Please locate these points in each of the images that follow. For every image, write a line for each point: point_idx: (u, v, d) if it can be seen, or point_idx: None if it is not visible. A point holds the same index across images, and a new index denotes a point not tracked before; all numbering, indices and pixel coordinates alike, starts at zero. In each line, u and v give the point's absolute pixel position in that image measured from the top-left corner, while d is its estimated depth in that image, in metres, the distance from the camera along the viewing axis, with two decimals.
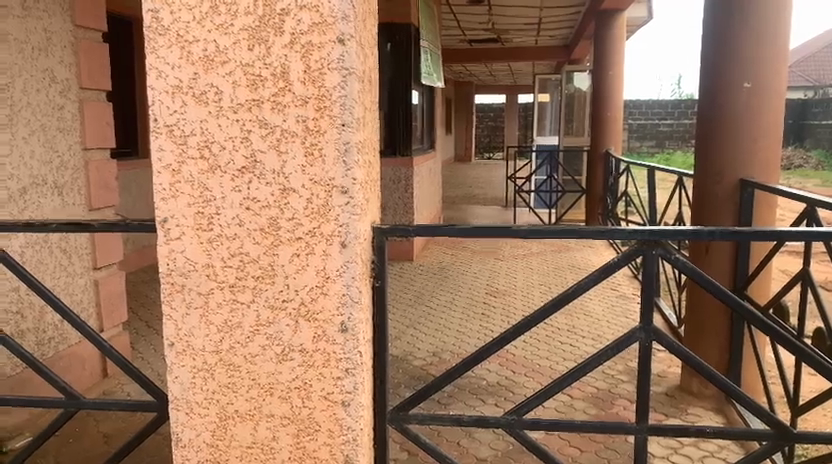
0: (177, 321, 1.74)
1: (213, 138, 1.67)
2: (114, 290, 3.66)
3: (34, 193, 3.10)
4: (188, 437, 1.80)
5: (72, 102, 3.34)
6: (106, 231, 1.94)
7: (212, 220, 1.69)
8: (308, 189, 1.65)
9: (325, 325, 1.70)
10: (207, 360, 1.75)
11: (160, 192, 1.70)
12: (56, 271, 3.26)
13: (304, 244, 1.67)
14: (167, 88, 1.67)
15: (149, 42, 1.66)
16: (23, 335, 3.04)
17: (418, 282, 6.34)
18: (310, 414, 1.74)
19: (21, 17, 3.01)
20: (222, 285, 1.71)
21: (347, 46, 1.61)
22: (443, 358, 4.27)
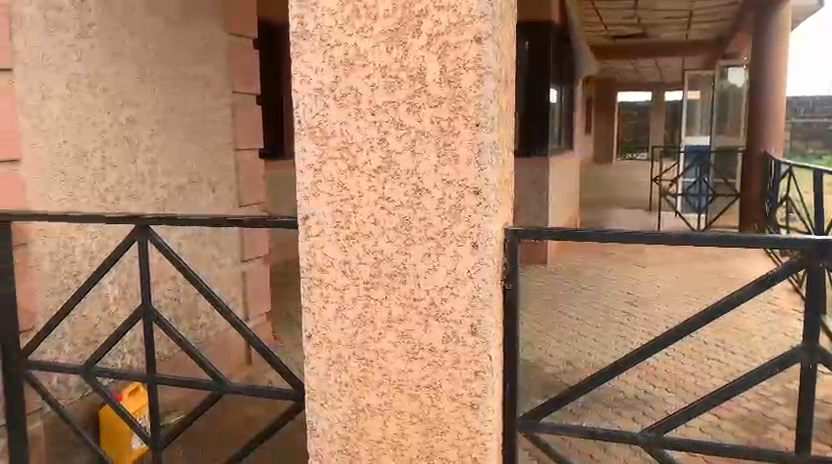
0: (315, 313, 1.80)
1: (352, 139, 1.70)
2: (260, 281, 3.88)
3: (192, 190, 3.36)
4: (322, 426, 1.85)
5: (225, 105, 3.59)
6: (252, 226, 2.06)
7: (349, 217, 1.73)
8: (441, 189, 1.65)
9: (456, 326, 1.68)
10: (342, 353, 1.79)
11: (302, 190, 1.77)
12: (210, 262, 3.52)
13: (436, 244, 1.67)
14: (310, 91, 1.72)
15: (295, 47, 1.73)
16: (180, 320, 3.30)
17: (553, 287, 6.18)
18: (439, 414, 1.73)
19: (183, 27, 3.28)
20: (357, 281, 1.75)
21: (485, 45, 1.59)
22: (578, 367, 4.13)
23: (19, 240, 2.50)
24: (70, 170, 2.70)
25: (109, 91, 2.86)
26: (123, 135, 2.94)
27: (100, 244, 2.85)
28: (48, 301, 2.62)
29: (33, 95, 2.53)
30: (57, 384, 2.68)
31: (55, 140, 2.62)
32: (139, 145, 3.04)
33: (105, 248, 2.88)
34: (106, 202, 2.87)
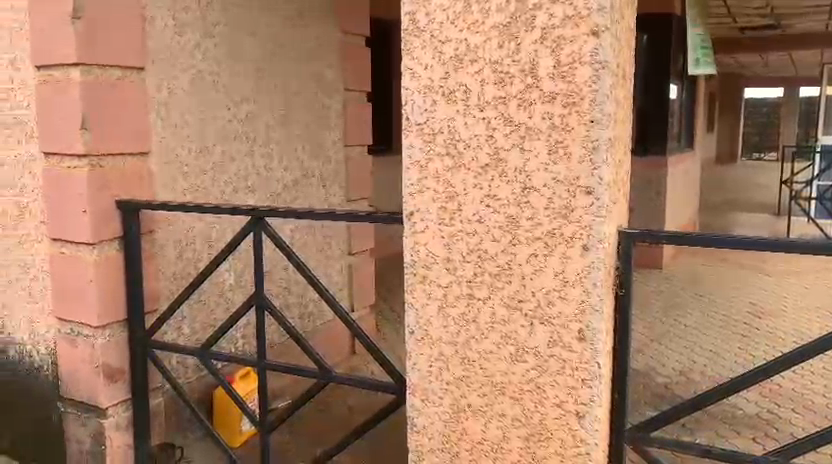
0: (418, 310, 1.80)
1: (460, 136, 1.68)
2: (366, 275, 3.94)
3: (304, 184, 3.46)
4: (423, 423, 1.84)
5: (337, 102, 3.67)
6: (359, 221, 2.10)
7: (454, 214, 1.71)
8: (551, 187, 1.59)
9: (563, 330, 1.62)
10: (444, 351, 1.78)
11: (408, 187, 1.76)
12: (318, 254, 3.62)
13: (544, 244, 1.61)
14: (420, 88, 1.72)
15: (405, 44, 1.73)
16: (290, 308, 3.42)
17: (667, 294, 5.87)
18: (542, 419, 1.68)
19: (300, 26, 3.38)
20: (461, 280, 1.73)
21: (602, 39, 1.51)
22: (692, 379, 3.90)
23: (147, 227, 2.66)
24: (193, 163, 2.85)
25: (229, 89, 3.00)
26: (242, 130, 3.08)
27: (218, 234, 2.99)
28: (171, 286, 2.78)
29: (161, 92, 2.70)
30: (177, 364, 2.83)
31: (180, 135, 2.79)
32: (256, 140, 3.16)
33: (223, 237, 3.01)
34: (224, 194, 3.01)
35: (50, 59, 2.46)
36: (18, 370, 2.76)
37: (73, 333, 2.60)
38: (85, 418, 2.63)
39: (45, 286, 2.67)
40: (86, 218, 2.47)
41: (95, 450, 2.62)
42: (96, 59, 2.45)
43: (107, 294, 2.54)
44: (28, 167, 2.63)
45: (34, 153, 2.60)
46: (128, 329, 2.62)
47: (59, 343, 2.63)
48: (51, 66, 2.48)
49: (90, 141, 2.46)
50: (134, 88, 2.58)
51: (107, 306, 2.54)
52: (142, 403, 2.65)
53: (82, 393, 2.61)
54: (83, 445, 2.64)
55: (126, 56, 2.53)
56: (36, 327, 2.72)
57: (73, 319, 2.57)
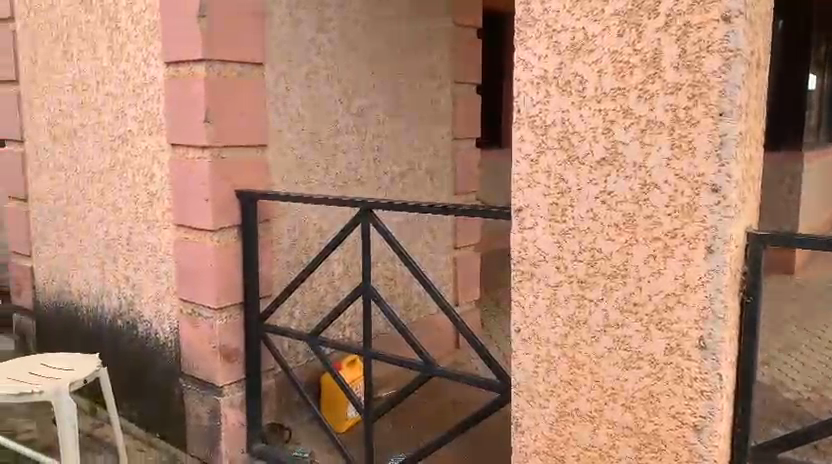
0: (525, 308, 1.75)
1: (574, 129, 1.61)
2: (471, 269, 3.91)
3: (412, 177, 3.48)
4: (527, 424, 1.80)
5: (447, 95, 3.65)
6: (465, 215, 2.08)
7: (566, 211, 1.65)
8: (673, 185, 1.49)
9: (682, 337, 1.53)
10: (551, 352, 1.72)
11: (518, 181, 1.72)
12: (424, 246, 3.63)
13: (663, 245, 1.52)
14: (533, 79, 1.66)
15: (519, 35, 1.67)
16: (395, 299, 3.45)
17: (799, 301, 5.42)
18: (656, 430, 1.59)
19: (412, 19, 3.39)
20: (571, 279, 1.66)
21: (735, 25, 1.40)
22: (826, 398, 3.58)
23: (263, 216, 2.77)
24: (307, 155, 2.93)
25: (343, 83, 3.06)
26: (353, 124, 3.13)
27: (329, 224, 3.06)
28: (284, 273, 2.88)
29: (279, 86, 2.79)
30: (288, 349, 2.93)
31: (296, 127, 2.87)
32: (367, 133, 3.20)
33: (333, 227, 3.08)
34: (335, 186, 3.07)
35: (179, 56, 2.61)
36: (149, 343, 2.99)
37: (195, 313, 2.75)
38: (203, 395, 2.78)
39: (170, 269, 2.84)
40: (208, 206, 2.60)
41: (211, 425, 2.77)
42: (220, 56, 2.57)
43: (226, 278, 2.68)
44: (157, 158, 2.80)
45: (163, 144, 2.77)
46: (244, 313, 2.75)
47: (182, 322, 2.80)
48: (179, 63, 2.63)
49: (212, 134, 2.59)
50: (254, 83, 2.68)
51: (226, 290, 2.68)
52: (255, 384, 2.77)
53: (201, 371, 2.76)
54: (201, 420, 2.80)
55: (247, 52, 2.64)
56: (162, 307, 2.90)
57: (194, 300, 2.72)
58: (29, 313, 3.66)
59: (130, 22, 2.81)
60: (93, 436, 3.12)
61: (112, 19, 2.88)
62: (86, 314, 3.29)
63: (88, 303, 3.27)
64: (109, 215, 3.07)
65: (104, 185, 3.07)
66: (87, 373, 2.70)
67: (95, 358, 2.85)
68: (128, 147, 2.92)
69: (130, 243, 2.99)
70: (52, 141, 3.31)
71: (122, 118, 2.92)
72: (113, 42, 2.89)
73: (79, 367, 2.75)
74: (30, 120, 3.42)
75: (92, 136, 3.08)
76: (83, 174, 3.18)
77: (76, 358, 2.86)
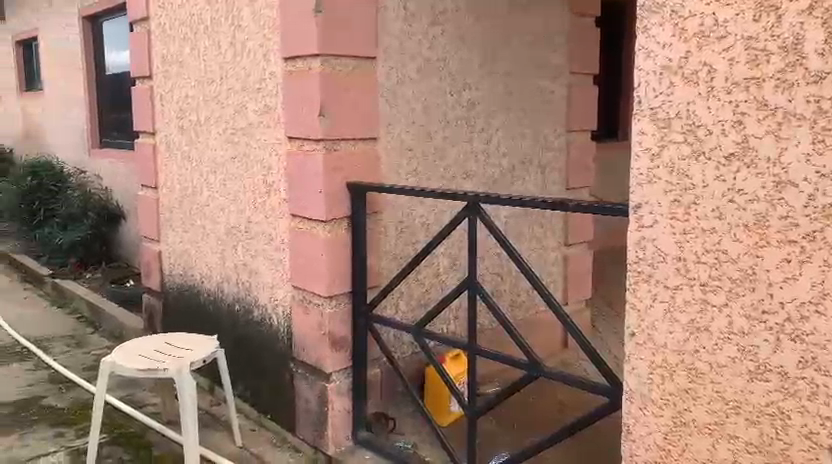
0: (641, 311, 1.66)
1: (700, 122, 1.50)
2: (582, 267, 3.79)
3: (522, 171, 3.41)
4: (640, 432, 1.71)
5: (561, 87, 3.55)
6: (576, 211, 2.01)
7: (689, 210, 1.54)
8: (814, 183, 1.36)
9: (818, 350, 1.39)
10: (668, 358, 1.62)
11: (636, 177, 1.63)
12: (533, 242, 3.55)
13: (800, 249, 1.39)
14: (655, 68, 1.56)
15: (641, 22, 1.58)
16: (502, 295, 3.40)
17: None
18: (784, 450, 1.46)
19: (526, 10, 3.31)
20: (693, 282, 1.56)
21: None
22: None
23: (372, 207, 2.81)
24: (416, 148, 2.94)
25: (454, 76, 3.04)
26: (463, 116, 3.10)
27: (436, 217, 3.06)
28: (391, 265, 2.91)
29: (390, 79, 2.81)
30: (393, 340, 2.96)
31: (406, 120, 2.89)
32: (477, 125, 3.17)
33: (440, 220, 3.07)
34: (444, 179, 3.06)
35: (296, 51, 2.69)
36: (264, 327, 3.11)
37: (306, 301, 2.83)
38: (311, 380, 2.86)
39: (284, 257, 2.94)
40: (321, 197, 2.67)
41: (318, 410, 2.84)
42: (335, 50, 2.63)
43: (336, 267, 2.73)
44: (275, 150, 2.91)
45: (280, 137, 2.87)
46: (352, 302, 2.80)
47: (294, 309, 2.89)
48: (296, 58, 2.71)
49: (326, 127, 2.65)
50: (366, 77, 2.72)
51: (336, 279, 2.74)
52: (361, 373, 2.82)
53: (311, 357, 2.84)
54: (309, 405, 2.88)
55: (361, 46, 2.68)
56: (275, 294, 3.01)
57: (306, 288, 2.80)
58: (157, 294, 3.91)
59: (251, 19, 2.93)
60: (211, 413, 3.30)
61: (235, 17, 3.02)
62: (207, 298, 3.48)
63: (209, 287, 3.46)
64: (229, 204, 3.23)
65: (226, 175, 3.22)
66: (206, 353, 2.85)
67: (214, 340, 3.01)
68: (248, 139, 3.05)
69: (248, 231, 3.13)
70: (180, 133, 3.52)
71: (243, 111, 3.05)
72: (236, 39, 3.03)
73: (199, 348, 2.91)
74: (162, 113, 3.66)
75: (216, 128, 3.24)
76: (207, 164, 3.35)
77: (196, 339, 3.03)
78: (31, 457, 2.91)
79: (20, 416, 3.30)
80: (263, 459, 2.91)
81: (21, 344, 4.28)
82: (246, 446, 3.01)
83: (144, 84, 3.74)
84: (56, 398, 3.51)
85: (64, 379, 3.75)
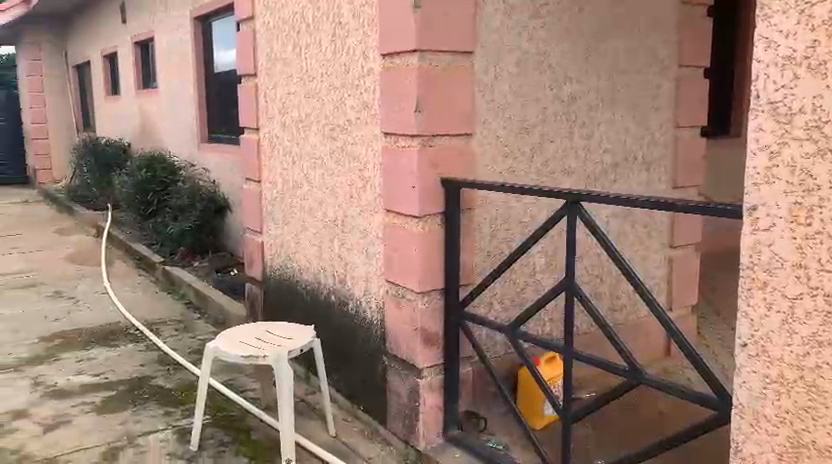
0: (755, 320, 1.55)
1: (828, 117, 1.37)
2: (688, 270, 3.60)
3: (625, 168, 3.27)
4: (751, 451, 1.60)
5: (669, 80, 3.37)
6: (684, 212, 1.90)
7: (812, 213, 1.42)
8: None
9: None
10: (785, 373, 1.50)
11: (753, 176, 1.52)
12: (635, 243, 3.40)
13: None
14: (777, 60, 1.44)
15: (762, 10, 1.47)
16: (600, 297, 3.28)
17: None
18: None
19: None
20: (815, 292, 1.43)
21: None
22: None
23: (467, 204, 2.78)
24: (513, 144, 2.88)
25: (554, 69, 2.95)
26: (563, 111, 3.01)
27: (533, 215, 2.99)
28: (485, 262, 2.87)
29: (488, 74, 2.77)
30: (486, 338, 2.92)
31: (503, 115, 2.83)
32: (578, 120, 3.06)
33: (537, 217, 3.00)
34: (541, 175, 2.98)
35: (394, 47, 2.69)
36: (358, 321, 3.16)
37: (399, 296, 2.84)
38: (404, 375, 2.87)
39: (379, 251, 2.97)
40: (415, 193, 2.67)
41: (409, 405, 2.85)
42: (432, 45, 2.61)
43: (429, 263, 2.73)
44: (372, 146, 2.93)
45: (377, 132, 2.89)
46: (445, 299, 2.78)
47: (387, 303, 2.91)
48: (394, 54, 2.71)
49: (422, 122, 2.64)
50: (463, 71, 2.69)
51: (429, 274, 2.73)
52: (453, 370, 2.80)
53: (403, 352, 2.85)
54: (401, 399, 2.90)
55: (458, 41, 2.66)
56: (370, 288, 3.04)
57: (399, 283, 2.81)
58: (258, 284, 4.06)
59: (351, 16, 2.96)
60: (306, 401, 3.39)
61: (336, 15, 3.06)
62: (305, 289, 3.58)
63: (306, 279, 3.55)
64: (327, 198, 3.29)
65: (325, 170, 3.29)
66: (303, 343, 2.93)
67: (310, 330, 3.08)
68: (346, 135, 3.10)
69: (345, 225, 3.18)
70: (282, 129, 3.63)
71: (342, 107, 3.10)
72: (336, 36, 3.07)
73: (296, 337, 2.99)
74: (266, 110, 3.78)
75: (316, 124, 3.31)
76: (307, 159, 3.43)
77: (294, 328, 3.12)
78: (142, 433, 3.10)
79: (133, 394, 3.51)
80: (355, 449, 2.96)
81: (136, 326, 4.56)
82: (339, 436, 3.06)
83: (249, 82, 3.88)
84: (165, 379, 3.72)
85: (173, 361, 3.96)
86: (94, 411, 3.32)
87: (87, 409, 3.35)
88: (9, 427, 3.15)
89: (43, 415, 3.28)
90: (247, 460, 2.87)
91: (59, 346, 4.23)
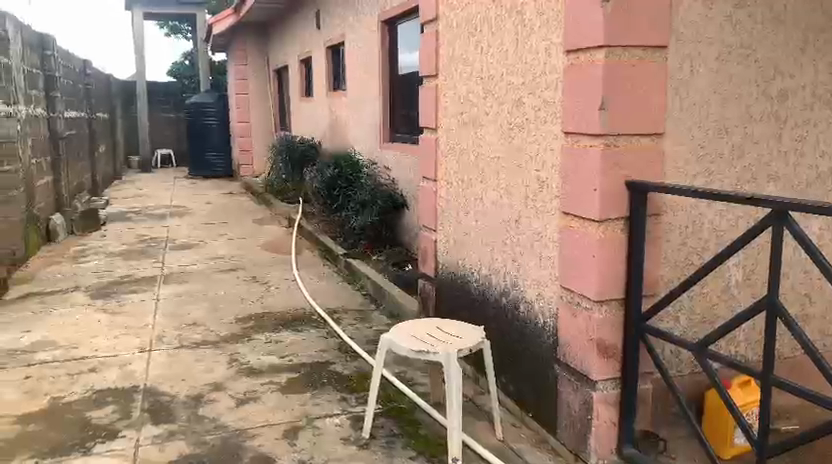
0: None
1: None
2: None
3: None
4: None
5: None
6: None
7: None
8: None
9: None
10: None
11: None
12: None
13: None
14: None
15: None
16: (808, 320, 2.91)
17: None
18: None
19: None
20: None
21: None
22: None
23: (653, 209, 2.59)
24: (708, 145, 2.64)
25: (762, 63, 2.66)
26: (770, 108, 2.70)
27: (729, 223, 2.72)
28: (671, 273, 2.67)
29: (684, 70, 2.56)
30: (669, 354, 2.71)
31: (699, 114, 2.61)
32: (788, 121, 2.74)
33: (733, 227, 2.73)
34: (741, 180, 2.71)
35: (578, 43, 2.57)
36: (529, 325, 3.08)
37: (574, 303, 2.72)
38: (576, 385, 2.75)
39: (553, 255, 2.86)
40: (596, 196, 2.54)
41: (581, 417, 2.73)
42: (622, 40, 2.46)
43: (609, 270, 2.59)
44: (551, 145, 2.84)
45: (558, 132, 2.79)
46: (625, 309, 2.63)
47: (561, 309, 2.81)
48: (579, 50, 2.59)
49: (607, 121, 2.50)
50: (655, 68, 2.51)
51: (608, 282, 2.59)
52: (631, 386, 2.63)
53: (576, 362, 2.73)
54: (572, 410, 2.78)
55: (652, 35, 2.48)
56: (543, 292, 2.95)
57: (574, 288, 2.69)
58: (431, 281, 4.13)
59: (535, 13, 2.89)
60: (474, 401, 3.39)
61: (519, 13, 3.01)
62: (476, 288, 3.57)
63: (478, 279, 3.54)
64: (502, 198, 3.25)
65: (501, 170, 3.25)
66: (473, 343, 2.92)
67: (480, 331, 3.07)
68: (524, 134, 3.03)
69: (519, 226, 3.12)
70: (460, 128, 3.65)
71: (521, 106, 3.04)
72: (518, 34, 3.02)
73: (466, 337, 2.99)
74: (445, 109, 3.82)
75: (494, 124, 3.29)
76: (483, 159, 3.42)
77: (464, 328, 3.12)
78: (320, 416, 3.28)
79: (313, 378, 3.74)
80: (522, 456, 2.90)
81: (318, 313, 4.86)
82: (506, 440, 3.02)
83: (430, 82, 3.95)
84: (342, 365, 3.92)
85: (350, 349, 4.17)
86: (280, 390, 3.59)
87: (274, 387, 3.62)
88: (209, 398, 3.50)
89: (236, 389, 3.60)
90: (415, 454, 2.93)
91: (252, 327, 4.63)
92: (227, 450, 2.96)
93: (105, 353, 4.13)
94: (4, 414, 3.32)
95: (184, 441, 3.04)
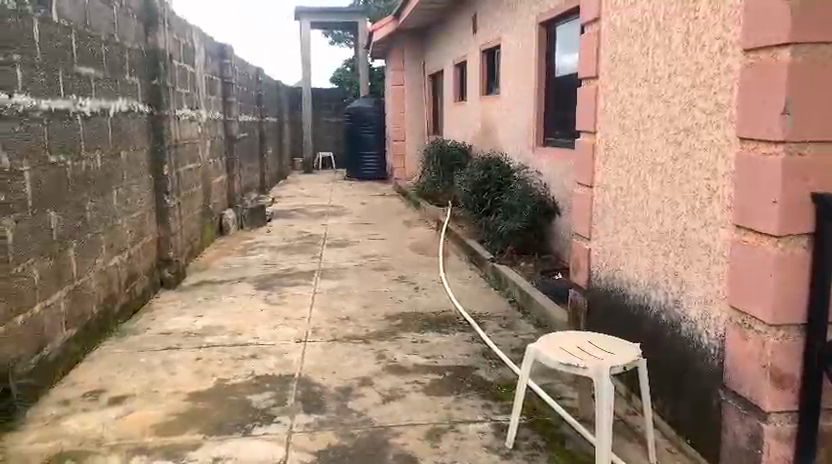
0: None
1: None
2: None
3: None
4: None
5: None
6: None
7: None
8: None
9: None
10: None
11: None
12: None
13: None
14: None
15: None
16: None
17: None
18: None
19: None
20: None
21: None
22: None
23: None
24: None
25: None
26: None
27: None
28: None
29: None
30: None
31: None
32: None
33: None
34: None
35: (758, 41, 2.35)
36: (691, 345, 2.88)
37: (745, 325, 2.49)
38: (742, 415, 2.52)
39: (723, 272, 2.64)
40: (775, 209, 2.31)
41: (749, 450, 2.49)
42: (812, 37, 2.21)
43: (788, 290, 2.34)
44: (723, 152, 2.62)
45: (731, 138, 2.57)
46: (806, 336, 2.35)
47: (729, 331, 2.58)
48: (760, 49, 2.36)
49: (791, 127, 2.26)
50: None
51: (786, 305, 2.34)
52: (810, 422, 2.36)
53: (746, 390, 2.49)
54: (738, 441, 2.55)
55: None
56: (708, 311, 2.74)
57: (746, 310, 2.46)
58: (582, 291, 3.99)
59: (710, 10, 2.68)
60: (625, 421, 3.22)
61: (691, 10, 2.81)
62: (632, 302, 3.40)
63: (634, 293, 3.36)
64: (665, 207, 3.05)
65: (665, 177, 3.05)
66: (626, 360, 2.76)
67: (635, 348, 2.90)
68: (693, 139, 2.83)
69: (682, 238, 2.92)
70: (621, 133, 3.48)
71: (690, 110, 2.83)
72: (689, 33, 2.82)
73: (619, 354, 2.84)
74: (604, 113, 3.67)
75: (659, 128, 3.10)
76: (645, 166, 3.24)
77: (618, 344, 2.97)
78: (463, 420, 3.27)
79: (457, 382, 3.75)
80: None
81: (464, 316, 4.87)
82: None
83: (589, 84, 3.81)
84: (487, 372, 3.89)
85: (496, 356, 4.13)
86: (424, 391, 3.63)
87: (418, 387, 3.67)
88: (358, 392, 3.61)
89: (383, 386, 3.69)
90: None
91: (400, 325, 4.74)
92: (372, 445, 3.04)
93: (266, 342, 4.42)
94: (179, 391, 3.64)
95: (333, 432, 3.16)
